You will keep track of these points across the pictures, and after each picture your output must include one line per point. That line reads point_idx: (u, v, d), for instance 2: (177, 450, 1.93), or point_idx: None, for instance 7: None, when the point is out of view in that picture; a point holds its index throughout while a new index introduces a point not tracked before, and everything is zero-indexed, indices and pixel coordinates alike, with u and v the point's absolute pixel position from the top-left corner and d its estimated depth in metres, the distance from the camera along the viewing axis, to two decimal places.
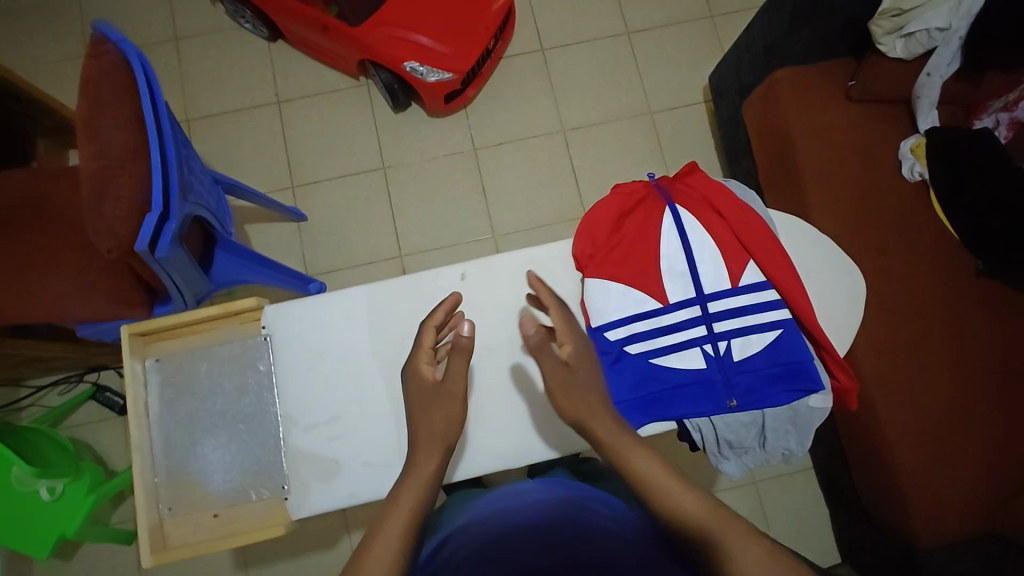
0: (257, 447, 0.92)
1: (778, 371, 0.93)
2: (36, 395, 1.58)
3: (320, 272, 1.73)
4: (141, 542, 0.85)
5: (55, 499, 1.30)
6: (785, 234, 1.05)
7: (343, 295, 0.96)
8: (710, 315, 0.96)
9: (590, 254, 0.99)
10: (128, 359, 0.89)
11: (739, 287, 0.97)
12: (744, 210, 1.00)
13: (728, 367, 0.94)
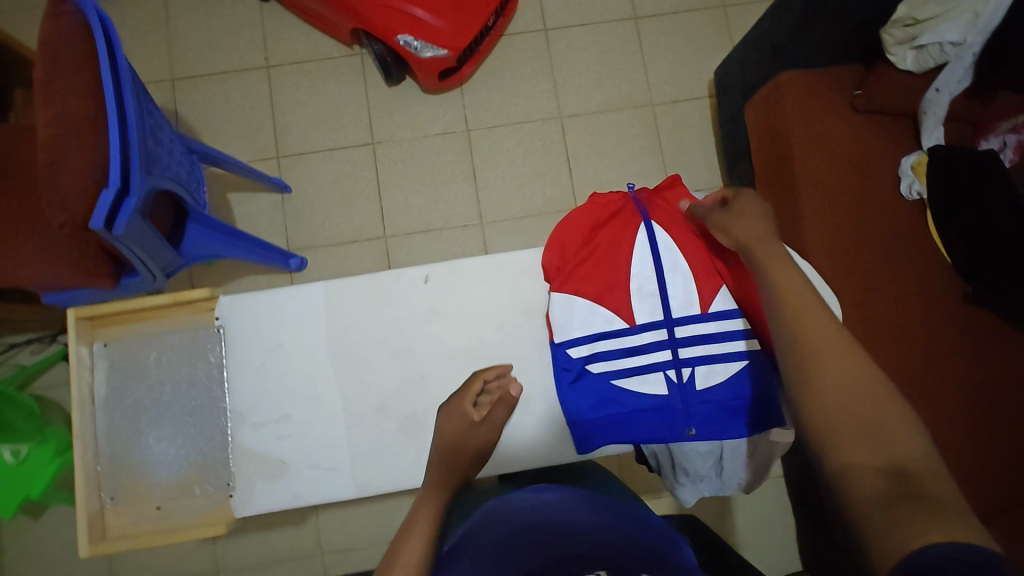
0: (204, 440, 0.91)
1: (738, 403, 0.92)
2: (7, 353, 1.56)
3: (302, 247, 1.69)
4: (79, 531, 0.84)
5: (19, 462, 1.31)
6: None
7: (305, 291, 0.94)
8: (676, 340, 0.94)
9: (559, 267, 0.98)
10: (72, 345, 0.86)
11: (708, 313, 0.95)
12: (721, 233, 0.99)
13: (689, 395, 0.93)
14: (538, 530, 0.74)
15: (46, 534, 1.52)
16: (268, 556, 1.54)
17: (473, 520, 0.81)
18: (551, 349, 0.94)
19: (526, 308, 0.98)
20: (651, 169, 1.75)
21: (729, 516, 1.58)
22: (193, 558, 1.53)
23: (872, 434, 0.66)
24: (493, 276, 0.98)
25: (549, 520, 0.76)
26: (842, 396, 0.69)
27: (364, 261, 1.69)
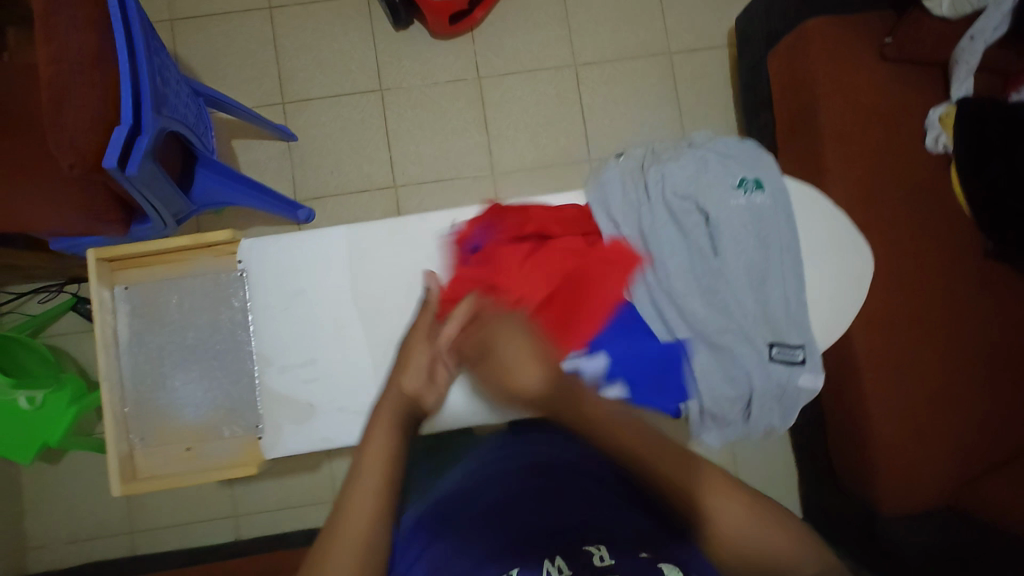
0: (229, 383, 0.92)
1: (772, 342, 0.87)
2: (17, 302, 1.55)
3: (311, 197, 1.66)
4: (112, 471, 0.85)
5: (37, 407, 1.31)
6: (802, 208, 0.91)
7: (330, 237, 0.92)
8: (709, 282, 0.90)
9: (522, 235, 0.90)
10: (95, 285, 0.86)
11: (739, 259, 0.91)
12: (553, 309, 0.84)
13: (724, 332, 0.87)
14: (550, 494, 0.78)
15: (66, 479, 1.55)
16: (284, 501, 1.57)
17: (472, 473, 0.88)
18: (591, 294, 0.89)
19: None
20: (666, 120, 1.71)
21: (734, 466, 1.61)
22: (212, 501, 1.57)
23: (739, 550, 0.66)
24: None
25: (572, 490, 0.80)
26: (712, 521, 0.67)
27: (374, 212, 1.67)
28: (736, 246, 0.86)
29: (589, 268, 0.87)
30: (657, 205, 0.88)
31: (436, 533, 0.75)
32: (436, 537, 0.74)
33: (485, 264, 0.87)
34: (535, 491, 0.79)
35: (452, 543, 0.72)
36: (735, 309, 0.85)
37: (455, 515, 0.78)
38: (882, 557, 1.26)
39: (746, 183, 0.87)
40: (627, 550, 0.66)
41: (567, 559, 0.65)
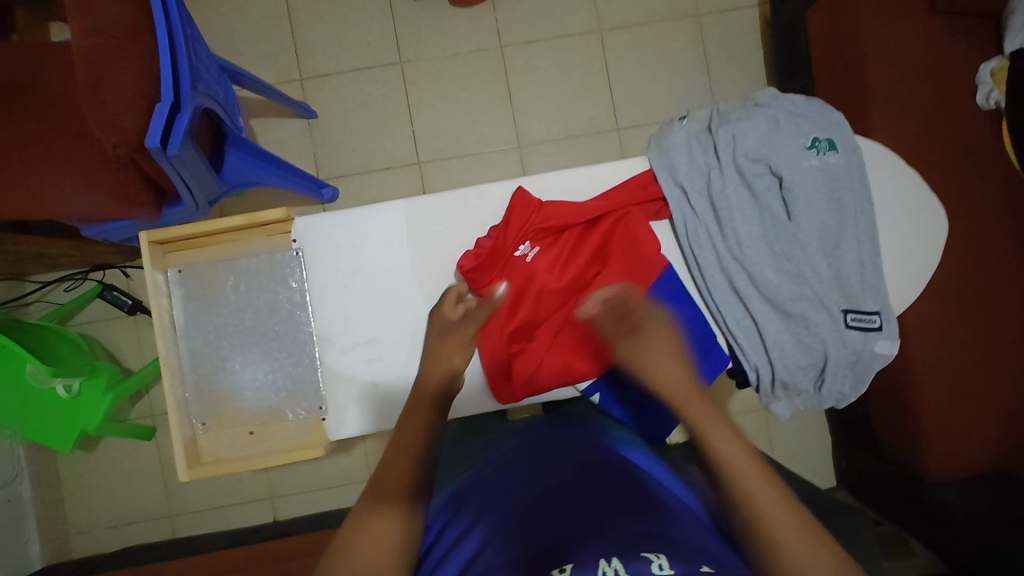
0: (291, 366, 0.91)
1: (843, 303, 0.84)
2: (43, 291, 1.53)
3: (334, 176, 1.62)
4: (178, 457, 0.87)
5: (74, 396, 1.29)
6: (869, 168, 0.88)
7: (387, 213, 0.90)
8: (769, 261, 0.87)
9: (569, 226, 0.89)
10: (150, 269, 0.86)
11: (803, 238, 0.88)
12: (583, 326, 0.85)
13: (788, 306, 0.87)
14: (587, 488, 0.65)
15: (102, 466, 1.55)
16: (320, 483, 1.57)
17: (500, 463, 0.78)
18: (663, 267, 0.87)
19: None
20: (695, 86, 1.66)
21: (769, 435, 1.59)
22: (248, 485, 1.57)
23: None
24: (580, 191, 0.92)
25: (614, 485, 0.65)
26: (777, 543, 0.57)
27: (399, 190, 1.63)
28: (812, 210, 0.84)
29: (619, 282, 0.86)
30: (728, 168, 0.86)
31: (464, 526, 0.66)
32: (465, 533, 0.64)
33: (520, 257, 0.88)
34: (570, 486, 0.66)
35: (481, 545, 0.59)
36: (811, 276, 0.84)
37: (487, 507, 0.67)
38: (928, 523, 1.24)
39: (819, 143, 0.85)
40: (688, 559, 0.49)
41: (626, 562, 0.48)
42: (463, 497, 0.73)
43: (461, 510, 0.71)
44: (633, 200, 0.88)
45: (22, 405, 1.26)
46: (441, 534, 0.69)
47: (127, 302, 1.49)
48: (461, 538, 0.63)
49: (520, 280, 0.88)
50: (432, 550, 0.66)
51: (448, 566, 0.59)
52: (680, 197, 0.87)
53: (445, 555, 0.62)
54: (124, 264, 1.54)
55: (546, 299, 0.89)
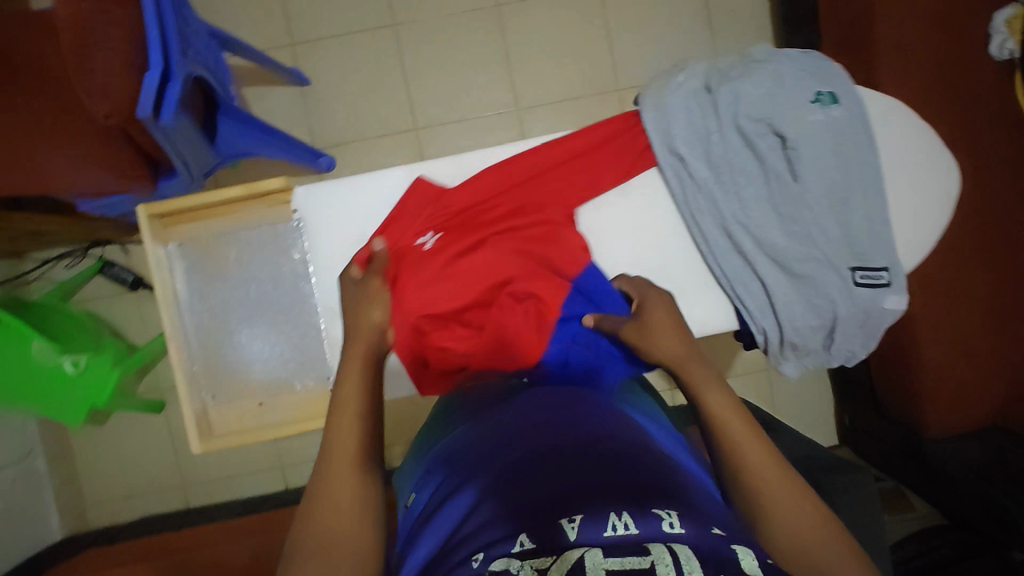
0: (298, 338, 0.92)
1: (851, 255, 0.82)
2: (42, 269, 1.53)
3: (329, 145, 1.59)
4: (190, 430, 0.87)
5: (80, 372, 1.29)
6: (878, 120, 0.86)
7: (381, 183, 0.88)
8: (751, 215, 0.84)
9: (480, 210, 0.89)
10: (151, 241, 0.85)
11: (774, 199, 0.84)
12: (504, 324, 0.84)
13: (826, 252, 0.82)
14: (583, 442, 0.59)
15: (113, 440, 1.56)
16: None
17: (491, 411, 0.72)
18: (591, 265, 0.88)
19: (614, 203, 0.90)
20: (697, 43, 1.61)
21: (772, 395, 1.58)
22: (256, 456, 1.58)
23: (790, 540, 0.55)
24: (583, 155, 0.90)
25: (611, 440, 0.60)
26: (768, 501, 0.57)
27: (395, 157, 1.60)
28: (819, 169, 0.82)
29: (539, 275, 0.87)
30: (730, 130, 0.84)
31: (454, 483, 0.61)
32: (454, 489, 0.59)
33: (421, 247, 0.86)
34: (564, 438, 0.60)
35: (475, 496, 0.55)
36: (821, 237, 0.82)
37: (478, 459, 0.62)
38: (927, 478, 1.25)
39: (822, 96, 0.82)
40: (700, 520, 0.49)
41: (636, 517, 0.48)
42: (453, 447, 0.68)
43: (450, 464, 0.65)
44: (555, 177, 0.89)
45: (30, 380, 1.26)
46: (432, 492, 0.63)
47: (129, 277, 1.50)
48: (450, 495, 0.58)
49: (419, 269, 0.85)
50: (424, 509, 0.62)
51: (439, 523, 0.55)
52: (677, 164, 0.86)
53: (436, 512, 0.57)
54: (123, 239, 1.53)
55: (462, 288, 0.86)
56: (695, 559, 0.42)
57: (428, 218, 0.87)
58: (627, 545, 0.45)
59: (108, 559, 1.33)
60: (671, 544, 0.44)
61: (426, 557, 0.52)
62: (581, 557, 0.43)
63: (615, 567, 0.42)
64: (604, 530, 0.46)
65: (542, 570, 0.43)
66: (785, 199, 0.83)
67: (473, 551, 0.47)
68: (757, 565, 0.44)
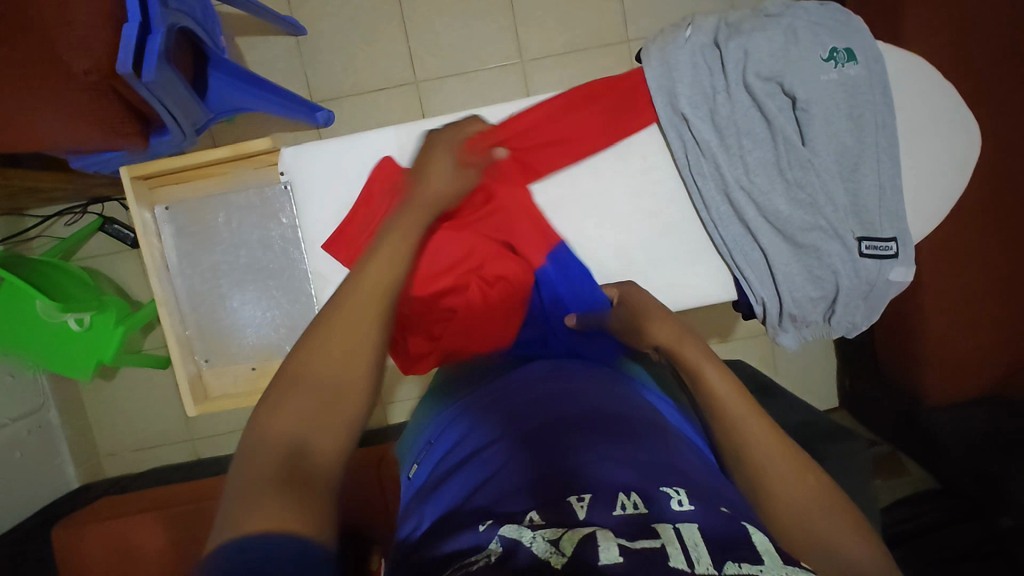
0: (289, 304, 0.91)
1: (855, 223, 0.79)
2: (43, 226, 1.52)
3: (326, 99, 1.54)
4: (184, 394, 0.89)
5: (85, 329, 1.31)
6: (901, 79, 0.81)
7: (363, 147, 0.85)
8: (750, 183, 0.80)
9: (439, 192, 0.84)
10: (137, 207, 0.84)
11: (771, 172, 0.80)
12: (479, 307, 0.85)
13: (835, 222, 0.79)
14: (604, 415, 0.59)
15: (121, 395, 1.59)
16: None
17: (487, 384, 0.72)
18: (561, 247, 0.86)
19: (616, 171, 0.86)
20: None
21: (772, 358, 1.57)
22: None
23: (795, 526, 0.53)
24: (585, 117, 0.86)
25: (624, 415, 0.60)
26: (769, 486, 0.56)
27: (394, 112, 1.55)
28: (828, 132, 0.77)
29: (505, 254, 0.86)
30: (737, 90, 0.79)
31: (478, 439, 0.60)
32: (472, 453, 0.59)
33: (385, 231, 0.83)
34: (586, 412, 0.60)
35: (464, 475, 0.56)
36: (827, 205, 0.79)
37: (499, 422, 0.62)
38: (922, 445, 1.24)
39: (837, 54, 0.77)
40: (707, 499, 0.49)
41: (644, 496, 0.48)
42: (473, 404, 0.68)
43: (467, 421, 0.65)
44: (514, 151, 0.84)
45: (38, 343, 1.29)
46: (446, 450, 0.64)
47: (130, 235, 1.50)
48: (470, 457, 0.58)
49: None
50: (439, 465, 0.62)
51: (435, 501, 0.55)
52: (678, 124, 0.82)
53: (456, 471, 0.58)
54: (121, 196, 1.51)
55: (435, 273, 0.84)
56: (702, 545, 0.42)
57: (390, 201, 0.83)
58: (636, 524, 0.45)
59: (121, 506, 1.38)
60: (679, 524, 0.44)
61: (431, 522, 0.52)
62: (592, 532, 0.43)
63: (627, 543, 0.42)
64: (613, 509, 0.47)
65: (553, 539, 0.43)
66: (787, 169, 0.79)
67: (480, 517, 0.48)
68: (769, 543, 0.44)
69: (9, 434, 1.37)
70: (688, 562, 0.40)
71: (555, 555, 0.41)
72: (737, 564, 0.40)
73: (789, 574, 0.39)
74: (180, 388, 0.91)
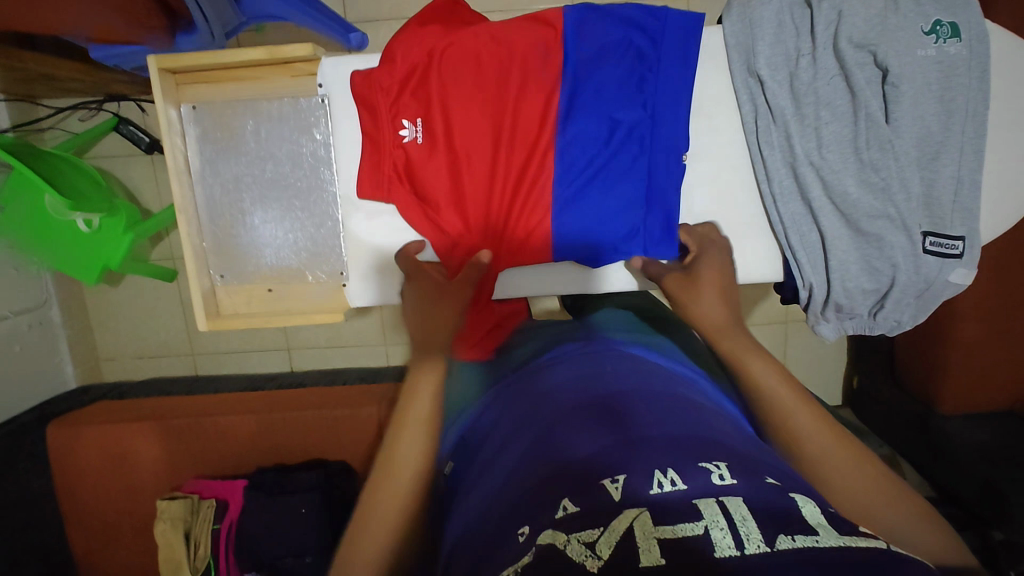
0: (314, 227, 0.88)
1: (920, 207, 0.75)
2: (57, 118, 1.47)
3: (360, 21, 1.46)
4: (197, 306, 0.86)
5: (95, 231, 1.27)
6: (1000, 66, 0.74)
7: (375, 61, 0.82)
8: (819, 161, 0.75)
9: (443, 84, 0.79)
10: (160, 102, 0.80)
11: (846, 152, 0.74)
12: (527, 200, 0.81)
13: (901, 208, 0.74)
14: (617, 401, 0.56)
15: (122, 303, 1.55)
16: (330, 346, 1.52)
17: (516, 375, 0.70)
18: (647, 45, 0.78)
19: (687, 104, 0.79)
20: None
21: (785, 347, 1.49)
22: (263, 335, 1.53)
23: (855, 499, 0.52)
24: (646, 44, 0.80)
25: (644, 398, 0.56)
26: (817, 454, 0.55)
27: None
28: (915, 113, 0.72)
29: (548, 146, 0.81)
30: (825, 55, 0.73)
31: (512, 427, 0.59)
32: (503, 445, 0.57)
33: (402, 141, 0.81)
34: (604, 399, 0.57)
35: (499, 472, 0.54)
36: (899, 193, 0.74)
37: (527, 413, 0.60)
38: (926, 452, 1.21)
39: (940, 28, 0.72)
40: (751, 469, 0.45)
41: (681, 472, 0.44)
42: (503, 393, 0.67)
43: (502, 409, 0.64)
44: (477, 44, 0.78)
45: (47, 235, 1.25)
46: (485, 433, 0.62)
47: (144, 139, 1.44)
48: (504, 447, 0.57)
49: (416, 167, 0.81)
50: (480, 447, 0.61)
51: (479, 491, 0.54)
52: (753, 87, 0.77)
53: (493, 460, 0.57)
54: (139, 96, 1.44)
55: (472, 175, 0.81)
56: (751, 518, 0.38)
57: (393, 98, 0.80)
58: (673, 501, 0.41)
59: (118, 411, 1.38)
60: (722, 498, 0.41)
61: (477, 513, 0.52)
62: (630, 527, 0.39)
63: (668, 536, 0.38)
64: (649, 488, 0.43)
65: (589, 542, 0.39)
66: (861, 150, 0.74)
67: (520, 525, 0.45)
68: (820, 516, 0.40)
69: (11, 326, 1.35)
70: (736, 542, 0.37)
71: (590, 559, 0.38)
72: (790, 537, 0.37)
73: (848, 543, 0.36)
74: (192, 300, 0.88)
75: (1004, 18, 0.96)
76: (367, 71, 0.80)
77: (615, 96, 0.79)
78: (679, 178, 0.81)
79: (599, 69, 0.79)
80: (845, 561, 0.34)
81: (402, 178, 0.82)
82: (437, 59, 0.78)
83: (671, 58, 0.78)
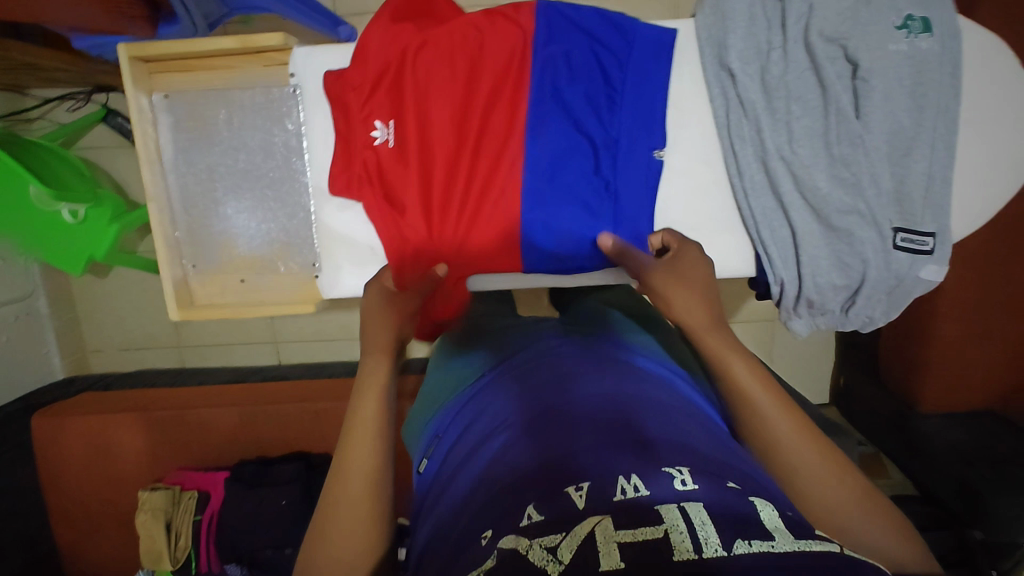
0: (285, 217, 0.88)
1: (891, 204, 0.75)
2: (45, 109, 1.47)
3: (349, 13, 1.45)
4: (168, 296, 0.87)
5: (80, 222, 1.26)
6: (972, 61, 0.74)
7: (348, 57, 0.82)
8: (790, 156, 0.75)
9: (415, 84, 0.80)
10: (132, 91, 0.80)
11: (818, 148, 0.74)
12: (498, 201, 0.81)
13: (870, 204, 0.74)
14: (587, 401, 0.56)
15: (109, 295, 1.54)
16: (316, 340, 1.52)
17: (490, 372, 0.70)
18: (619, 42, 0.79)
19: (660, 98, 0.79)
20: None
21: (771, 344, 1.49)
22: (249, 328, 1.53)
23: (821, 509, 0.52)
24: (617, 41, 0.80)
25: (615, 397, 0.56)
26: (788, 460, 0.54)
27: None
28: (887, 109, 0.72)
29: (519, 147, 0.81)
30: (795, 48, 0.74)
31: (494, 421, 0.58)
32: (480, 442, 0.57)
33: (374, 142, 0.81)
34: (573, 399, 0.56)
35: (476, 469, 0.53)
36: (869, 188, 0.74)
37: (512, 407, 0.59)
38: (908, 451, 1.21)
39: (912, 22, 0.72)
40: (715, 473, 0.45)
41: (645, 478, 0.44)
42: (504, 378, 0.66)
43: (480, 406, 0.63)
44: (448, 43, 0.79)
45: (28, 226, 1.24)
46: (463, 431, 0.62)
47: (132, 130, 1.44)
48: (484, 441, 0.56)
49: (387, 169, 0.81)
50: (460, 443, 0.60)
51: (457, 487, 0.54)
52: (724, 80, 0.77)
53: (473, 454, 0.56)
54: None
55: (444, 177, 0.81)
56: (711, 523, 0.38)
57: (365, 98, 0.80)
58: (638, 507, 0.41)
59: (101, 402, 1.38)
60: (683, 503, 0.41)
61: (452, 510, 0.52)
62: (592, 531, 0.39)
63: (629, 540, 0.38)
64: (613, 494, 0.43)
65: (551, 546, 0.38)
66: (830, 144, 0.74)
67: (481, 528, 0.45)
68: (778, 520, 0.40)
69: None
70: (695, 545, 0.37)
71: (551, 562, 0.37)
72: (747, 542, 0.37)
73: (803, 547, 0.36)
74: (165, 290, 0.88)
75: (986, 16, 0.96)
76: (339, 72, 0.80)
77: (586, 95, 0.79)
78: (654, 176, 0.81)
79: (570, 69, 0.80)
80: (794, 566, 0.34)
81: (372, 179, 0.82)
82: (409, 59, 0.79)
83: (642, 55, 0.78)
